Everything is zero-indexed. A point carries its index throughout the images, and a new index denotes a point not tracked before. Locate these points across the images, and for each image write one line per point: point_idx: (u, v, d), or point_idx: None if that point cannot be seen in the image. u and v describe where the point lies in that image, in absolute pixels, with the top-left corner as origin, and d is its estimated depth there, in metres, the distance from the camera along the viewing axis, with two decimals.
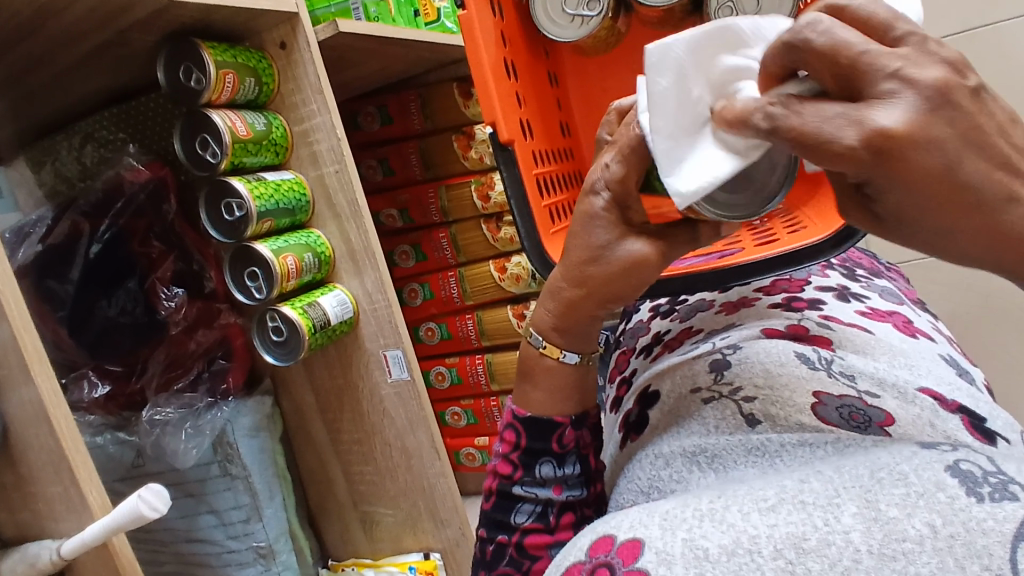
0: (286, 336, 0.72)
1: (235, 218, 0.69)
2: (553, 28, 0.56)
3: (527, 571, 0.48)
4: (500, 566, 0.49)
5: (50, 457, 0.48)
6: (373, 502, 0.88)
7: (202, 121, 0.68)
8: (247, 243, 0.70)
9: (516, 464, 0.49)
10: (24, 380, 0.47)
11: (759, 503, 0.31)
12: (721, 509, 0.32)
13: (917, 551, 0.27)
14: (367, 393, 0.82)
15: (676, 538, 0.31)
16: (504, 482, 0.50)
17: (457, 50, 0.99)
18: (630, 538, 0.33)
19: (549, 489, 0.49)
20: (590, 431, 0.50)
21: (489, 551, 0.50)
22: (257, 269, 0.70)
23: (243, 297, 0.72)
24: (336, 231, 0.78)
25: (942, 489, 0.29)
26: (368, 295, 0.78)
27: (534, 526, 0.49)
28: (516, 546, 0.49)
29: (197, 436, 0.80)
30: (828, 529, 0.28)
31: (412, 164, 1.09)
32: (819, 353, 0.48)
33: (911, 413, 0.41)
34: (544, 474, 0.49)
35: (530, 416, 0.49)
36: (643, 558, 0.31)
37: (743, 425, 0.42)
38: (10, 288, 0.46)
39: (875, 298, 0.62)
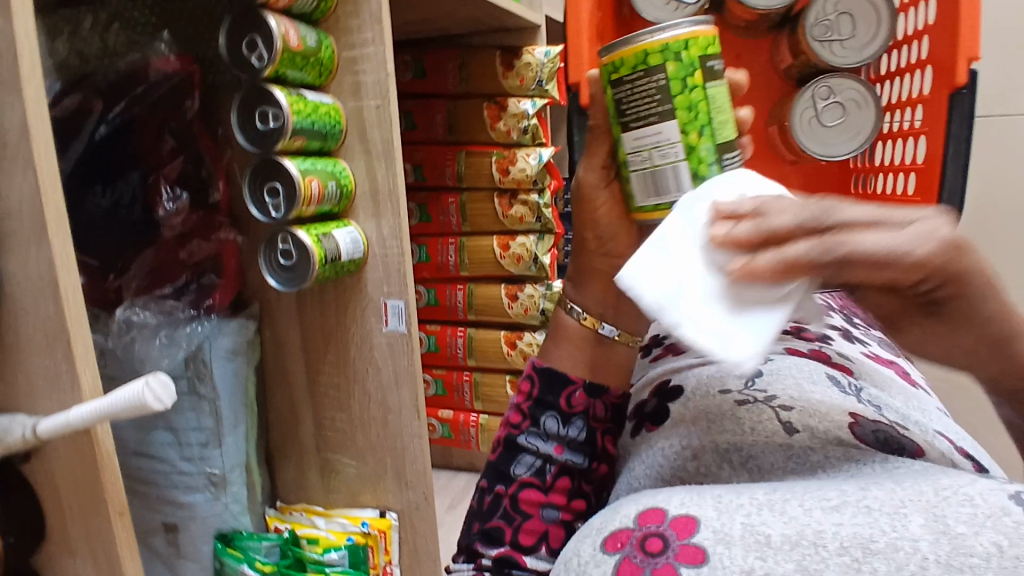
0: (294, 262, 0.68)
1: (267, 127, 0.66)
2: (649, 8, 0.55)
3: (517, 527, 0.48)
4: (494, 517, 0.49)
5: (48, 327, 0.44)
6: (338, 450, 0.85)
7: (256, 22, 0.64)
8: (275, 157, 0.67)
9: (526, 414, 0.51)
10: (37, 241, 0.43)
11: (822, 502, 0.31)
12: (780, 501, 0.32)
13: (982, 568, 0.26)
14: (356, 338, 0.80)
15: (734, 521, 0.31)
16: (511, 430, 0.50)
17: (511, 18, 0.97)
18: (683, 513, 0.32)
19: (552, 446, 0.50)
20: (606, 408, 0.51)
21: (485, 501, 0.50)
22: (278, 186, 0.67)
23: (257, 212, 0.69)
24: (363, 167, 0.75)
25: (1008, 513, 0.28)
26: (382, 239, 0.76)
27: (530, 480, 0.49)
28: (511, 499, 0.49)
29: (171, 347, 0.76)
30: (896, 535, 0.28)
31: (436, 124, 1.06)
32: (849, 379, 0.49)
33: (936, 448, 0.42)
34: (548, 428, 0.50)
35: (545, 367, 0.51)
36: (699, 534, 0.31)
37: (781, 432, 0.42)
38: (43, 139, 0.43)
39: (878, 344, 0.64)
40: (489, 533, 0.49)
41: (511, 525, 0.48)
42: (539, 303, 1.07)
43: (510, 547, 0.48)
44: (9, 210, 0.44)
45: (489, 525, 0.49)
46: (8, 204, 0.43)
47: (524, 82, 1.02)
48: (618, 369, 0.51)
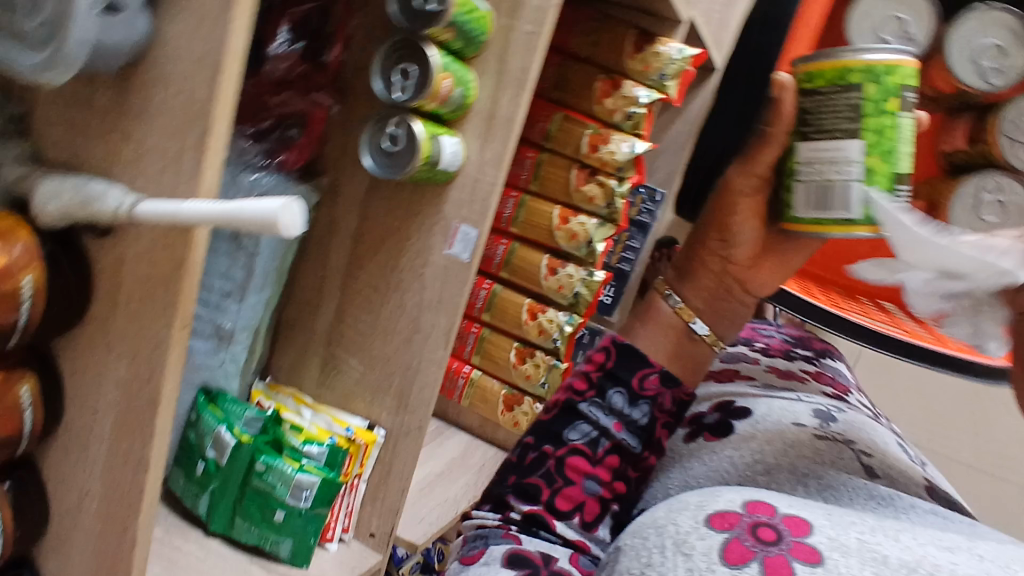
0: (398, 150, 0.66)
1: (424, 8, 0.63)
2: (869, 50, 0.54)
3: (555, 490, 0.65)
4: (536, 472, 0.66)
5: (187, 110, 0.40)
6: (348, 351, 0.82)
7: None
8: (419, 40, 0.64)
9: (592, 384, 0.69)
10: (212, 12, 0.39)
11: (939, 544, 0.48)
12: (900, 535, 0.49)
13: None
14: (414, 249, 0.78)
15: (850, 537, 0.47)
16: (576, 395, 0.69)
17: (662, 2, 0.94)
18: (813, 548, 0.46)
19: (612, 422, 0.68)
20: (671, 401, 0.68)
21: (530, 459, 0.68)
22: (413, 69, 0.64)
23: (380, 86, 0.66)
24: (490, 86, 0.72)
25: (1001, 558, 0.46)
26: (480, 163, 0.74)
27: (580, 447, 0.66)
28: (558, 461, 0.66)
29: (232, 188, 0.72)
30: (949, 561, 0.45)
31: (545, 77, 1.04)
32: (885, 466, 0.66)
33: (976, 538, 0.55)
34: (614, 403, 0.68)
35: (624, 346, 0.69)
36: (813, 539, 0.47)
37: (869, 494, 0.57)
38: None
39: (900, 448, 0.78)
40: (524, 488, 0.66)
41: (550, 486, 0.65)
42: (575, 286, 1.05)
43: (543, 506, 0.64)
44: None
45: (529, 481, 0.66)
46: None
47: (646, 69, 0.99)
48: (688, 360, 0.70)
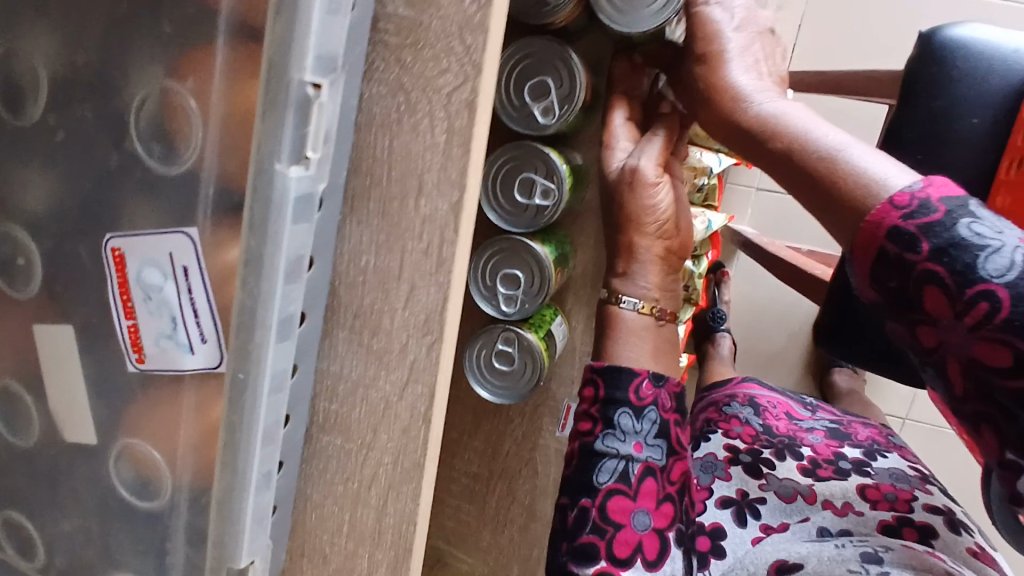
0: (513, 368, 0.53)
1: (528, 201, 0.50)
2: None
3: (610, 539, 0.44)
4: (582, 534, 0.45)
5: (368, 572, 0.35)
6: (453, 545, 0.71)
7: (550, 61, 0.47)
8: (524, 238, 0.50)
9: (596, 419, 0.46)
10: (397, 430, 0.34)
11: None
12: None
13: None
14: (517, 434, 0.66)
15: None
16: (584, 438, 0.46)
17: None
18: None
19: (630, 446, 0.45)
20: (671, 395, 0.46)
21: (570, 518, 0.46)
22: (519, 273, 0.51)
23: (480, 299, 0.52)
24: (591, 246, 0.59)
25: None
26: (588, 335, 0.61)
27: (615, 486, 0.45)
28: (598, 511, 0.45)
29: None
30: None
31: None
32: None
33: None
34: (624, 427, 0.45)
35: (606, 368, 0.46)
36: None
37: None
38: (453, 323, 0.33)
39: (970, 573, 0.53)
40: (581, 551, 0.44)
41: (603, 538, 0.44)
42: None
43: (605, 563, 0.44)
44: None
45: (577, 543, 0.45)
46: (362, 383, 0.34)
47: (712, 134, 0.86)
48: (641, 347, 0.47)
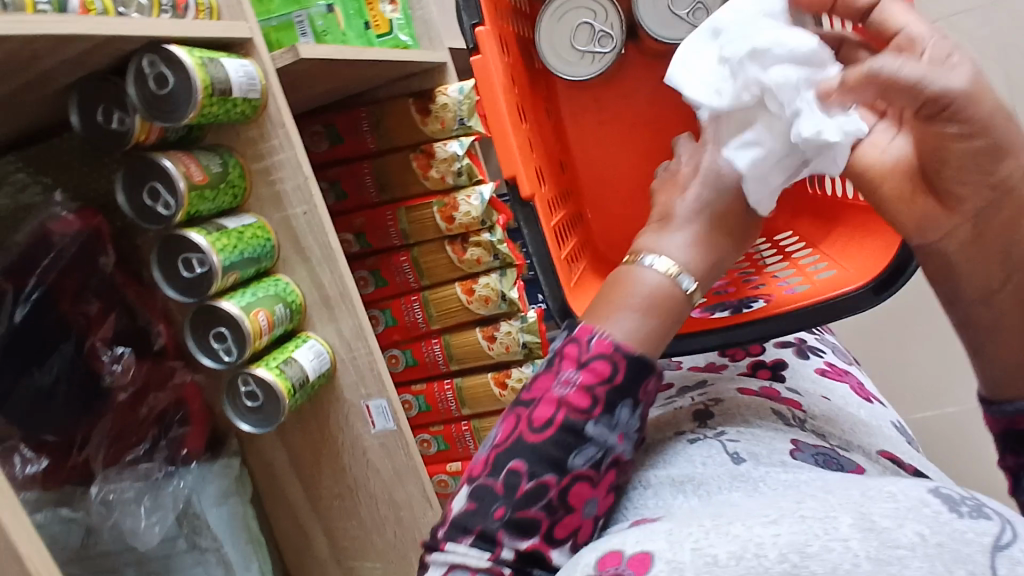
0: (261, 401, 0.65)
1: (195, 274, 0.61)
2: (565, 64, 0.63)
3: (555, 520, 0.45)
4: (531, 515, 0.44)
5: None
6: (358, 557, 0.82)
7: (149, 168, 0.59)
8: (211, 301, 0.62)
9: (597, 399, 0.46)
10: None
11: (763, 519, 0.39)
12: (724, 524, 0.40)
13: (910, 556, 0.35)
14: (346, 446, 0.76)
15: (686, 549, 0.39)
16: (577, 416, 0.45)
17: (414, 64, 0.92)
18: (639, 551, 0.40)
19: (614, 436, 0.47)
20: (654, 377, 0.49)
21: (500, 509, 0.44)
22: (223, 329, 0.63)
23: (209, 361, 0.64)
24: (306, 276, 0.70)
25: (928, 505, 0.38)
26: (345, 342, 0.72)
27: (584, 473, 0.45)
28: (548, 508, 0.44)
29: (158, 512, 0.72)
30: (829, 537, 0.37)
31: (367, 186, 1.01)
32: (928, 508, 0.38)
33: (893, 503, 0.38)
34: (618, 418, 0.47)
35: (633, 354, 0.47)
36: (655, 567, 0.39)
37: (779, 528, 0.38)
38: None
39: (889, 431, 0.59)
40: (518, 523, 0.44)
41: (551, 518, 0.45)
42: (519, 338, 1.04)
43: (540, 541, 0.44)
44: None
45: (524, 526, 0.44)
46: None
47: (445, 123, 0.97)
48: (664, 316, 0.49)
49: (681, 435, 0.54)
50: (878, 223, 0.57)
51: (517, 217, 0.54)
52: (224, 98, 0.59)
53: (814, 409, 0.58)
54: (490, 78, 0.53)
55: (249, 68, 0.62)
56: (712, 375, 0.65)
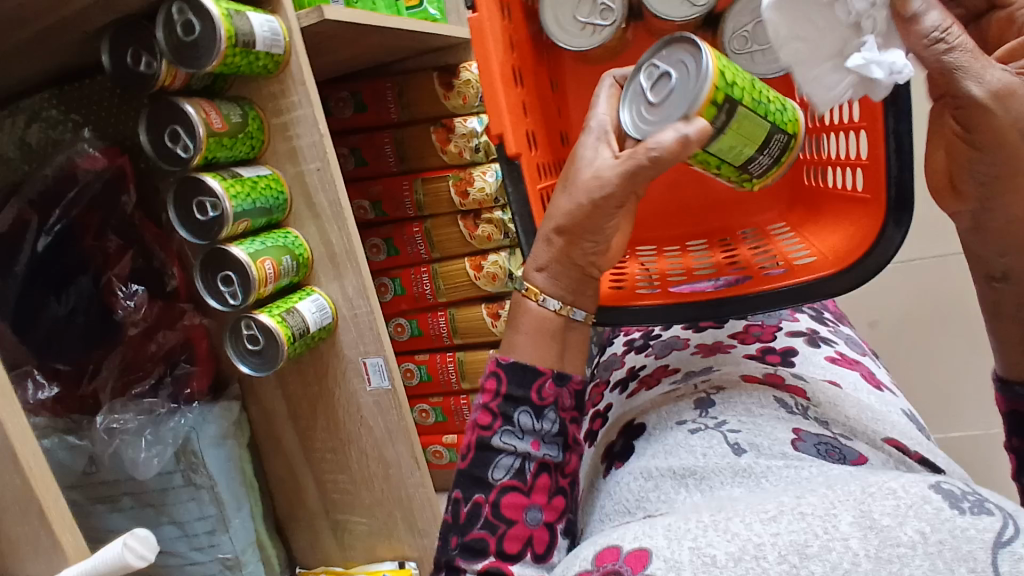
0: (262, 346, 0.67)
1: (207, 217, 0.64)
2: (564, 35, 0.62)
3: (501, 535, 0.47)
4: (473, 530, 0.47)
5: None
6: (347, 510, 0.85)
7: (173, 111, 0.62)
8: (221, 245, 0.65)
9: (495, 413, 0.49)
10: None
11: (761, 515, 0.38)
12: (723, 520, 0.39)
13: (910, 555, 0.34)
14: (342, 401, 0.79)
15: (683, 548, 0.39)
16: (483, 433, 0.49)
17: (440, 38, 0.94)
18: (637, 548, 0.40)
19: (528, 442, 0.48)
20: (572, 394, 0.50)
21: (463, 513, 0.48)
22: (231, 273, 0.65)
23: (216, 303, 0.67)
24: (315, 232, 0.73)
25: (928, 501, 0.36)
26: (348, 299, 0.74)
27: (511, 484, 0.48)
28: (492, 507, 0.47)
29: (158, 445, 0.75)
30: (828, 537, 0.36)
31: (386, 155, 1.03)
32: (909, 498, 0.36)
33: (886, 505, 0.36)
34: (523, 425, 0.49)
35: (512, 362, 0.49)
36: (652, 565, 0.39)
37: (769, 521, 0.38)
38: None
39: (900, 423, 0.58)
40: (469, 546, 0.47)
41: (495, 534, 0.47)
42: None
43: (494, 557, 0.47)
44: None
45: (470, 539, 0.47)
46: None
47: (466, 100, 0.99)
48: (578, 350, 0.51)
49: (682, 424, 0.55)
50: (864, 209, 0.57)
51: (502, 173, 0.57)
52: (247, 50, 0.62)
53: (819, 396, 0.58)
54: (485, 42, 0.56)
55: (273, 24, 0.64)
56: (718, 359, 0.65)
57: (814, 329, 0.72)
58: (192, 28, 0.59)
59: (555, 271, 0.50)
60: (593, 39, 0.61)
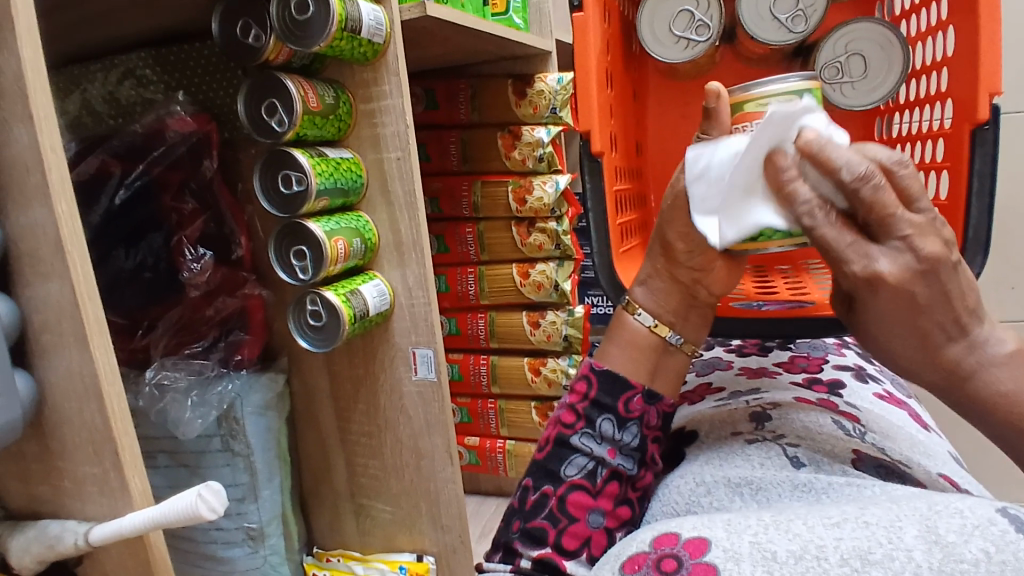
0: (324, 322, 0.69)
1: (291, 191, 0.65)
2: (658, 46, 0.55)
3: (561, 529, 0.47)
4: (536, 518, 0.48)
5: None
6: (372, 496, 0.86)
7: (274, 85, 0.64)
8: (300, 220, 0.66)
9: (580, 414, 0.49)
10: (76, 346, 0.45)
11: (824, 519, 0.38)
12: (784, 521, 0.39)
13: (971, 570, 0.34)
14: (386, 387, 0.80)
15: (743, 540, 0.38)
16: (563, 430, 0.49)
17: (520, 48, 0.96)
18: (695, 536, 0.40)
19: (605, 449, 0.48)
20: (659, 416, 0.50)
21: (530, 501, 0.49)
22: (305, 248, 0.67)
23: (285, 276, 0.68)
24: (386, 219, 0.74)
25: (993, 523, 0.35)
26: (407, 289, 0.76)
27: (579, 482, 0.48)
28: (559, 500, 0.48)
29: (203, 407, 0.76)
30: (892, 546, 0.35)
31: (450, 153, 1.05)
32: (975, 520, 0.36)
33: (952, 523, 0.36)
34: (603, 431, 0.49)
35: (605, 370, 0.50)
36: (710, 553, 0.38)
37: (830, 523, 0.38)
38: (79, 254, 0.44)
39: (950, 461, 0.57)
40: (530, 533, 0.48)
41: (556, 527, 0.47)
42: (562, 329, 1.06)
43: (551, 549, 0.46)
44: (46, 320, 0.45)
45: (531, 526, 0.48)
46: (45, 316, 0.45)
47: (537, 110, 1.00)
48: (674, 377, 0.51)
49: (737, 434, 0.55)
50: None
51: (584, 171, 0.52)
52: (352, 36, 0.64)
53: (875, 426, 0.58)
54: (588, 39, 0.51)
55: (378, 14, 0.66)
56: (766, 383, 0.66)
57: (865, 367, 0.72)
58: (307, 17, 0.61)
59: (649, 281, 0.51)
60: (688, 51, 0.55)
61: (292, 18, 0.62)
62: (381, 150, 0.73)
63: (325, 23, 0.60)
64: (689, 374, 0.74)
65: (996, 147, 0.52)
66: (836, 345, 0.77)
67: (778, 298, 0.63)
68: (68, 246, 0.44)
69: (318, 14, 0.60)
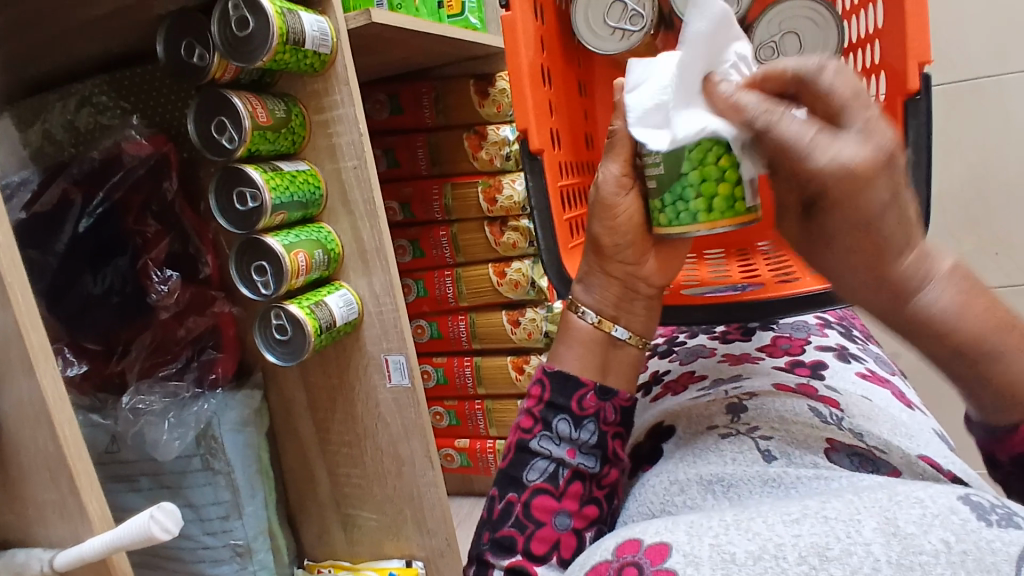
0: (290, 335, 0.69)
1: (247, 207, 0.65)
2: (594, 38, 0.55)
3: (529, 535, 0.47)
4: (504, 527, 0.48)
5: None
6: (357, 505, 0.86)
7: (222, 103, 0.64)
8: (257, 235, 0.66)
9: (537, 418, 0.49)
10: (24, 375, 0.45)
11: (784, 516, 0.37)
12: (745, 520, 0.38)
13: (931, 563, 0.33)
14: (362, 395, 0.80)
15: (703, 543, 0.37)
16: (523, 436, 0.49)
17: (479, 48, 0.96)
18: (657, 541, 0.39)
19: (563, 449, 0.48)
20: (616, 410, 0.50)
21: (497, 510, 0.49)
22: (265, 263, 0.67)
23: (248, 291, 0.68)
24: (348, 228, 0.74)
25: (955, 512, 0.35)
26: (375, 296, 0.76)
27: (542, 486, 0.48)
28: (523, 506, 0.48)
29: (180, 428, 0.77)
30: (851, 541, 0.35)
31: (418, 158, 1.05)
32: (935, 509, 0.35)
33: (910, 513, 0.35)
34: (560, 432, 0.49)
35: (556, 371, 0.50)
36: (670, 558, 0.38)
37: (791, 522, 0.37)
38: (19, 284, 0.44)
39: (931, 440, 0.57)
40: (499, 542, 0.47)
41: (523, 533, 0.47)
42: (542, 326, 1.06)
43: (521, 556, 0.47)
44: None
45: (499, 535, 0.48)
46: None
47: (501, 108, 1.00)
48: (626, 370, 0.51)
49: (712, 428, 0.54)
50: None
51: (524, 171, 0.52)
52: (296, 48, 0.64)
53: (853, 409, 0.57)
54: (517, 37, 0.51)
55: (322, 24, 0.66)
56: (747, 369, 0.65)
57: (846, 347, 0.71)
58: (248, 33, 0.61)
59: (591, 279, 0.51)
60: (624, 41, 0.55)
61: (233, 34, 0.62)
62: (338, 159, 0.73)
63: (266, 36, 0.60)
64: (671, 364, 0.72)
65: (930, 117, 0.51)
66: (817, 325, 0.76)
67: (736, 280, 0.63)
68: (8, 275, 0.44)
69: (258, 29, 0.60)
